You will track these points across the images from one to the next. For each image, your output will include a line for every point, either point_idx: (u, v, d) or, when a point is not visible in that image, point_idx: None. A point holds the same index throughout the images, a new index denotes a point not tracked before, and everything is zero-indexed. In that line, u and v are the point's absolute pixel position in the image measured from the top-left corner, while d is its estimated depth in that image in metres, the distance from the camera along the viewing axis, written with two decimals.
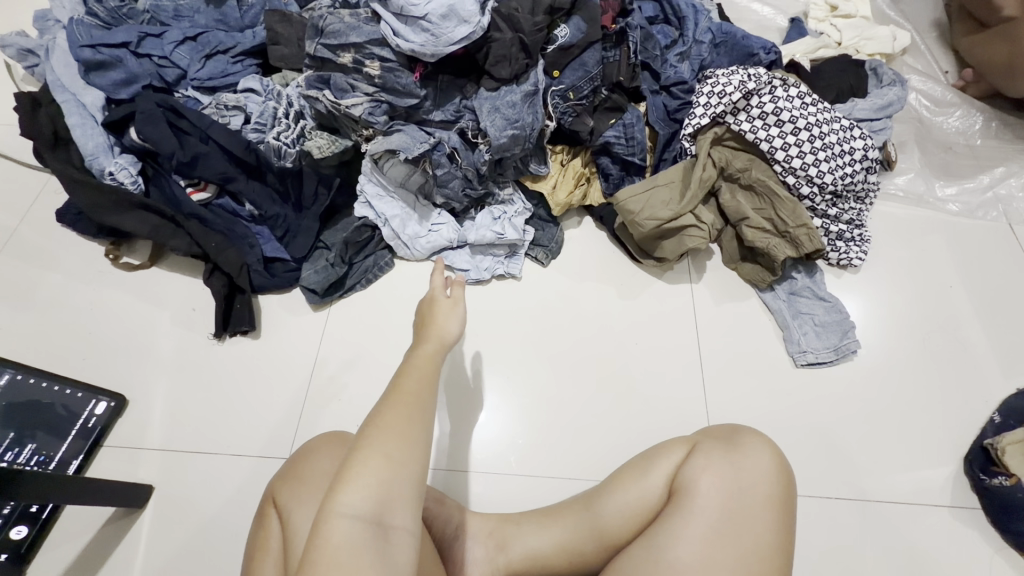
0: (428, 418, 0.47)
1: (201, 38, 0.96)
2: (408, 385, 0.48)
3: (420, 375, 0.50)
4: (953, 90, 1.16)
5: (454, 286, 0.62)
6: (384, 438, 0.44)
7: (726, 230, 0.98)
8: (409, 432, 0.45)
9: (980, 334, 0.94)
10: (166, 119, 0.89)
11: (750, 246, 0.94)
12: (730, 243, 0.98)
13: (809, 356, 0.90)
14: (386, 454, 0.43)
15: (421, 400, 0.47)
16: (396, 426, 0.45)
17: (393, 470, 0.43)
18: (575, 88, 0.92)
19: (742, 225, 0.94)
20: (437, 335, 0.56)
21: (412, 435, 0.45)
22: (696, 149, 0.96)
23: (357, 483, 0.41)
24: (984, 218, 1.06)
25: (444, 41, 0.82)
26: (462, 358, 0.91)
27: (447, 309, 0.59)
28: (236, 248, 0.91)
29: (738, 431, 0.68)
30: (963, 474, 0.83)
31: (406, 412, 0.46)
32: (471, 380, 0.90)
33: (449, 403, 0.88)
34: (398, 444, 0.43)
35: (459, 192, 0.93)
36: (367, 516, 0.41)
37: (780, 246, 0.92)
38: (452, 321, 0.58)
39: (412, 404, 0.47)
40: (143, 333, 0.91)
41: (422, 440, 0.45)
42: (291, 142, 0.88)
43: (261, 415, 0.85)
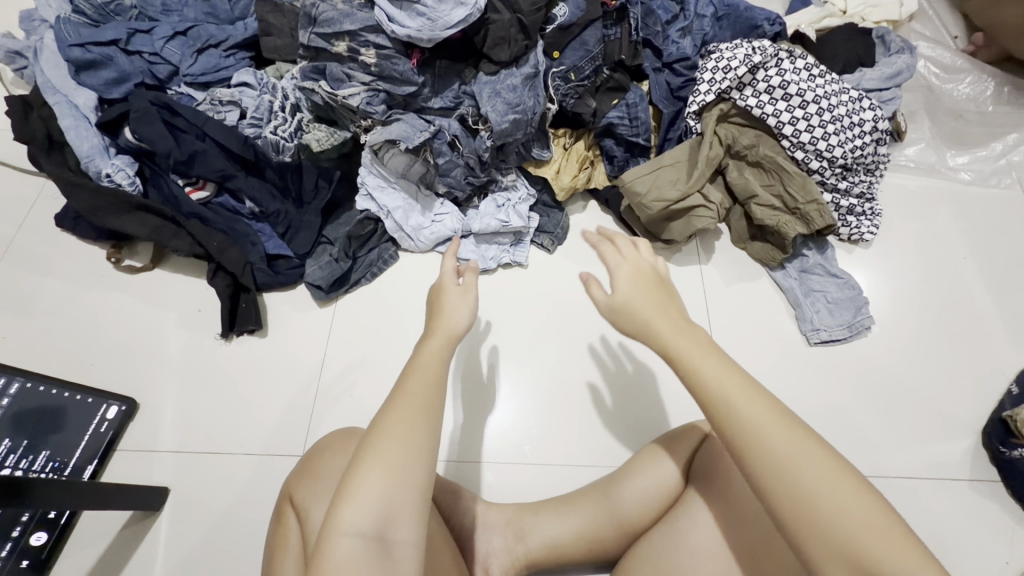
0: (431, 421, 0.47)
1: (191, 32, 0.94)
2: (411, 387, 0.49)
3: (424, 375, 0.50)
4: (963, 56, 1.13)
5: (465, 274, 0.61)
6: (385, 447, 0.45)
7: (734, 208, 0.96)
8: (409, 432, 0.45)
9: (995, 305, 0.93)
10: (161, 117, 0.87)
11: (761, 224, 0.92)
12: (740, 222, 0.96)
13: (822, 335, 0.89)
14: (386, 466, 0.44)
15: (426, 402, 0.48)
16: (397, 435, 0.45)
17: (396, 478, 0.43)
18: (576, 69, 0.89)
19: (751, 203, 0.92)
20: (445, 328, 0.55)
21: (410, 443, 0.45)
22: (702, 127, 0.94)
23: (359, 498, 0.42)
24: (998, 186, 1.04)
25: (441, 25, 0.80)
26: (479, 352, 0.91)
27: (456, 297, 0.58)
28: (238, 246, 0.90)
29: None
30: (981, 447, 0.82)
31: (409, 417, 0.47)
32: (487, 374, 0.89)
33: (462, 394, 0.88)
34: (397, 455, 0.44)
35: (461, 181, 0.92)
36: (369, 532, 0.42)
37: (791, 223, 0.90)
38: (461, 309, 0.57)
39: (418, 407, 0.47)
40: (150, 335, 0.90)
41: (423, 448, 0.46)
42: (289, 136, 0.86)
43: (272, 412, 0.85)
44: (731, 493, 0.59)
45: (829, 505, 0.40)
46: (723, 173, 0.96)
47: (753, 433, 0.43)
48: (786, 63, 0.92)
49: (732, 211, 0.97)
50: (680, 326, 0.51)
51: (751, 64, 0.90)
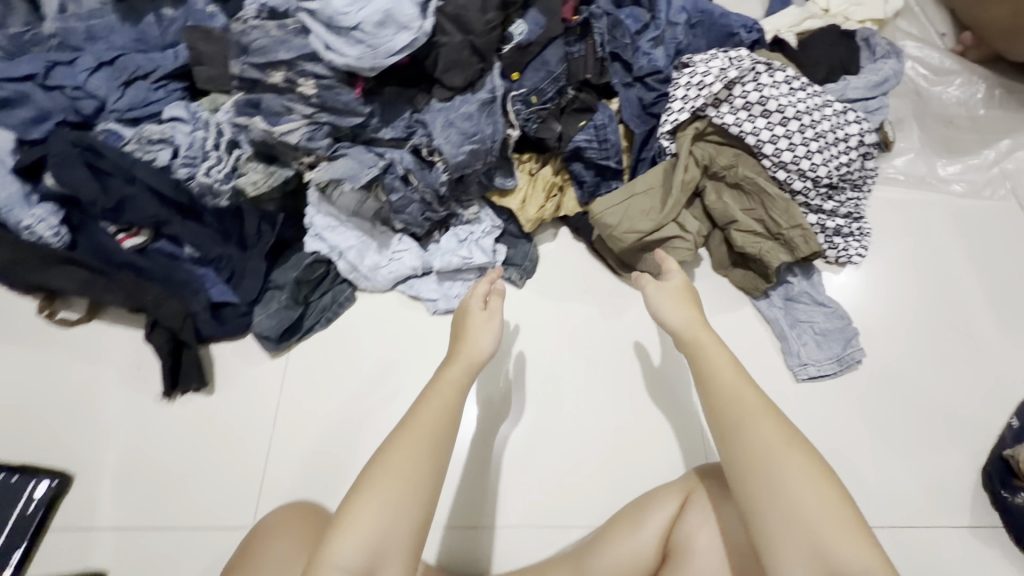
0: (433, 461, 0.57)
1: (118, 62, 0.86)
2: (423, 416, 0.59)
3: (435, 408, 0.60)
4: (951, 57, 1.06)
5: (492, 298, 0.73)
6: (386, 475, 0.55)
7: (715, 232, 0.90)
8: (404, 469, 0.55)
9: (992, 329, 0.88)
10: (84, 160, 0.79)
11: (742, 251, 0.86)
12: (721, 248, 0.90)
13: (811, 370, 0.83)
14: (383, 500, 0.53)
15: (433, 433, 0.58)
16: (398, 469, 0.55)
17: (391, 511, 0.53)
18: (538, 91, 0.81)
19: (731, 229, 0.86)
20: (471, 350, 0.67)
21: (406, 478, 0.55)
22: (676, 148, 0.87)
23: (351, 535, 0.51)
24: (992, 198, 0.98)
25: (383, 53, 0.71)
26: (506, 358, 0.87)
27: (481, 321, 0.70)
28: (178, 296, 0.82)
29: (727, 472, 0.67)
30: (981, 488, 0.78)
31: (415, 449, 0.57)
32: (510, 379, 0.86)
33: (480, 395, 0.84)
34: (394, 491, 0.54)
35: (418, 217, 0.84)
36: (357, 567, 0.50)
37: (773, 251, 0.84)
38: (485, 334, 0.69)
39: (423, 437, 0.58)
40: (85, 398, 0.83)
41: (420, 485, 0.55)
42: (224, 178, 0.79)
43: (222, 479, 0.78)
44: (720, 528, 0.62)
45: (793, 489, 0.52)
46: (701, 196, 0.89)
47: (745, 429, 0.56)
48: (763, 78, 0.86)
49: (712, 236, 0.90)
50: (704, 327, 0.66)
51: (726, 80, 0.84)
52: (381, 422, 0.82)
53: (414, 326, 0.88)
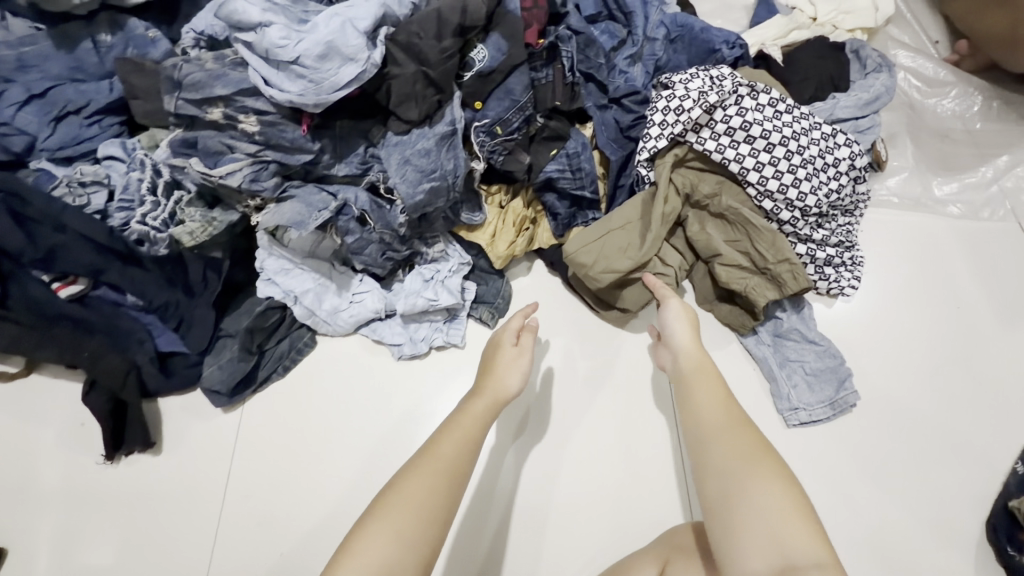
0: (447, 492, 0.57)
1: (50, 94, 0.79)
2: (438, 449, 0.60)
3: (452, 441, 0.61)
4: (945, 67, 1.01)
5: (524, 335, 0.73)
6: (402, 496, 0.55)
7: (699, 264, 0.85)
8: (416, 493, 0.56)
9: (994, 362, 0.83)
10: (7, 207, 0.72)
11: (726, 287, 0.80)
12: (705, 282, 0.84)
13: (801, 416, 0.78)
14: (396, 528, 0.53)
15: (453, 464, 0.59)
16: (417, 491, 0.56)
17: (400, 535, 0.53)
18: (503, 121, 0.75)
19: (715, 263, 0.80)
20: (498, 386, 0.67)
21: (418, 503, 0.55)
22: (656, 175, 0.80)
23: (360, 557, 0.51)
24: (992, 219, 0.93)
25: (328, 88, 0.65)
26: (534, 377, 0.83)
27: (512, 357, 0.70)
28: (118, 351, 0.76)
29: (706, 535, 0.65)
30: (986, 541, 0.73)
31: (429, 474, 0.57)
32: (539, 403, 0.81)
33: (505, 417, 0.80)
34: (407, 519, 0.54)
35: (378, 258, 0.79)
36: None
37: (760, 288, 0.79)
38: (513, 370, 0.69)
39: (439, 465, 0.58)
40: (23, 461, 0.77)
41: (430, 514, 0.55)
42: (162, 225, 0.73)
43: (176, 547, 0.73)
44: None
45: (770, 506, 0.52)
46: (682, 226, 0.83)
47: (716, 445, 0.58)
48: (746, 99, 0.80)
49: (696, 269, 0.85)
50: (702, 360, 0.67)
51: (707, 102, 0.78)
52: (342, 481, 0.77)
53: (377, 374, 0.82)
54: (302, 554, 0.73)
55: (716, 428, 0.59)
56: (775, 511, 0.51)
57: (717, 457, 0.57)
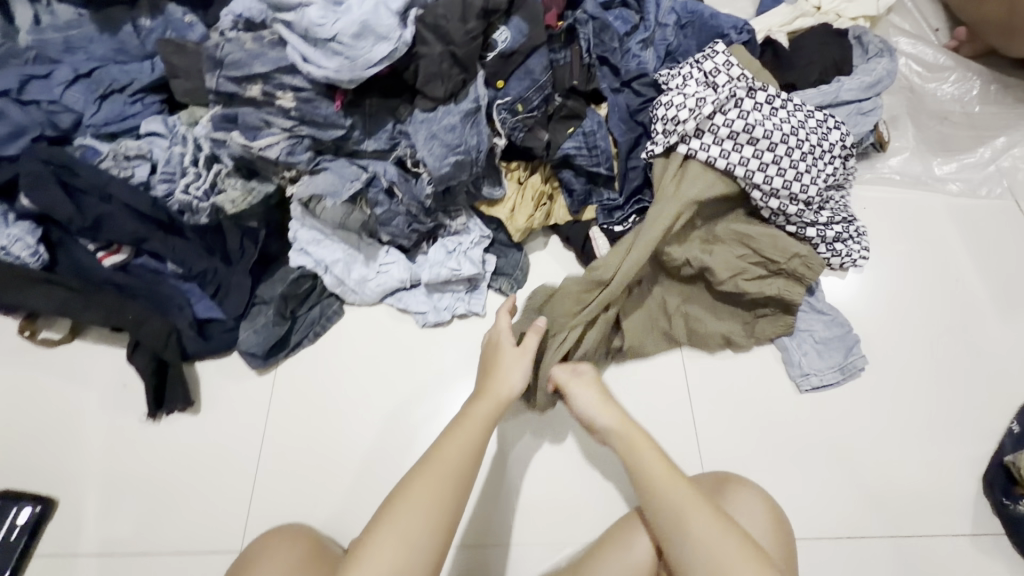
0: (448, 500, 0.59)
1: (95, 75, 0.85)
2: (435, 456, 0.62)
3: (450, 450, 0.62)
4: (945, 53, 1.05)
5: (530, 334, 0.72)
6: (401, 509, 0.58)
7: (700, 303, 0.85)
8: (418, 506, 0.58)
9: (990, 330, 0.87)
10: (57, 178, 0.77)
11: (756, 297, 0.82)
12: (719, 314, 0.84)
13: (813, 381, 0.82)
14: (401, 537, 0.56)
15: (453, 469, 0.61)
16: (417, 502, 0.58)
17: (407, 545, 0.56)
18: (523, 100, 0.80)
19: (738, 280, 0.82)
20: (498, 390, 0.68)
21: (420, 513, 0.58)
22: (659, 218, 0.78)
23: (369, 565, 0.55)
24: (989, 196, 0.97)
25: (362, 65, 0.70)
26: None
27: (514, 358, 0.71)
28: (161, 314, 0.81)
29: (728, 482, 0.70)
30: (982, 495, 0.77)
31: (426, 489, 0.59)
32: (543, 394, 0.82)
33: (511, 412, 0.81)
34: (410, 531, 0.57)
35: (404, 229, 0.83)
36: None
37: (787, 287, 0.82)
38: (516, 370, 0.70)
39: (438, 473, 0.60)
40: (70, 419, 0.82)
41: (435, 521, 0.58)
42: (203, 196, 0.77)
43: (212, 500, 0.77)
44: None
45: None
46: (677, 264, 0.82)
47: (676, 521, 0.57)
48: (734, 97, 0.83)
49: (694, 311, 0.84)
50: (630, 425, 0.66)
51: (698, 109, 0.82)
52: (371, 440, 0.81)
53: (403, 341, 0.87)
54: (332, 505, 0.78)
55: (677, 503, 0.58)
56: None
57: (679, 539, 0.57)
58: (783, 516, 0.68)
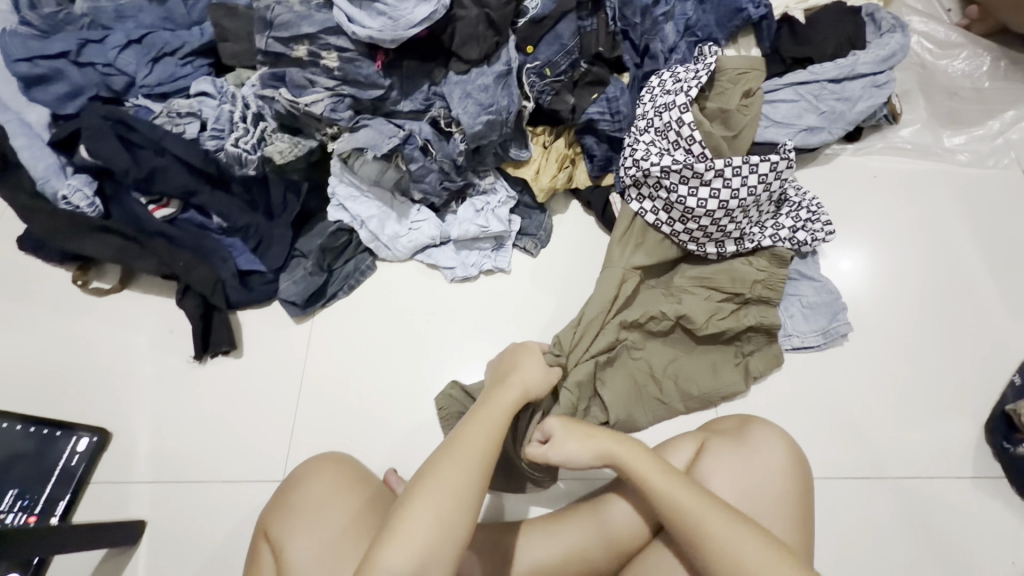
0: (478, 483, 0.57)
1: (146, 40, 0.89)
2: (463, 439, 0.60)
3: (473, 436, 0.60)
4: (957, 30, 1.08)
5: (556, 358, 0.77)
6: (433, 486, 0.55)
7: (687, 363, 0.83)
8: (451, 482, 0.55)
9: (994, 292, 0.90)
10: (116, 133, 0.82)
11: (735, 332, 0.83)
12: (711, 368, 0.83)
13: (795, 340, 0.86)
14: (436, 514, 0.53)
15: (482, 448, 0.59)
16: (449, 476, 0.56)
17: (440, 524, 0.53)
18: (552, 63, 0.85)
19: (715, 321, 0.82)
20: (521, 381, 0.71)
21: (455, 487, 0.55)
22: (606, 289, 0.83)
23: (402, 540, 0.51)
24: (996, 167, 1.00)
25: (404, 24, 0.75)
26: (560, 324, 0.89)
27: (532, 358, 0.75)
28: (208, 263, 0.86)
29: (748, 424, 0.73)
30: (983, 442, 0.80)
31: (459, 467, 0.57)
32: None
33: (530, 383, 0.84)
34: (448, 508, 0.54)
35: (436, 186, 0.88)
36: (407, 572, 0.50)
37: (762, 312, 0.83)
38: (534, 367, 0.74)
39: (469, 453, 0.58)
40: (121, 361, 0.87)
41: (467, 501, 0.55)
42: (252, 148, 0.82)
43: (257, 435, 0.83)
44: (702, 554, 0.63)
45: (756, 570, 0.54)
46: (649, 324, 0.83)
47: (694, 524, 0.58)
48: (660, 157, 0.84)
49: (683, 368, 0.83)
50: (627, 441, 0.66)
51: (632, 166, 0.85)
52: (403, 384, 0.86)
53: (435, 294, 0.92)
54: (367, 443, 0.82)
55: (695, 507, 0.58)
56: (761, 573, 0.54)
57: (700, 537, 0.57)
58: (803, 456, 0.69)
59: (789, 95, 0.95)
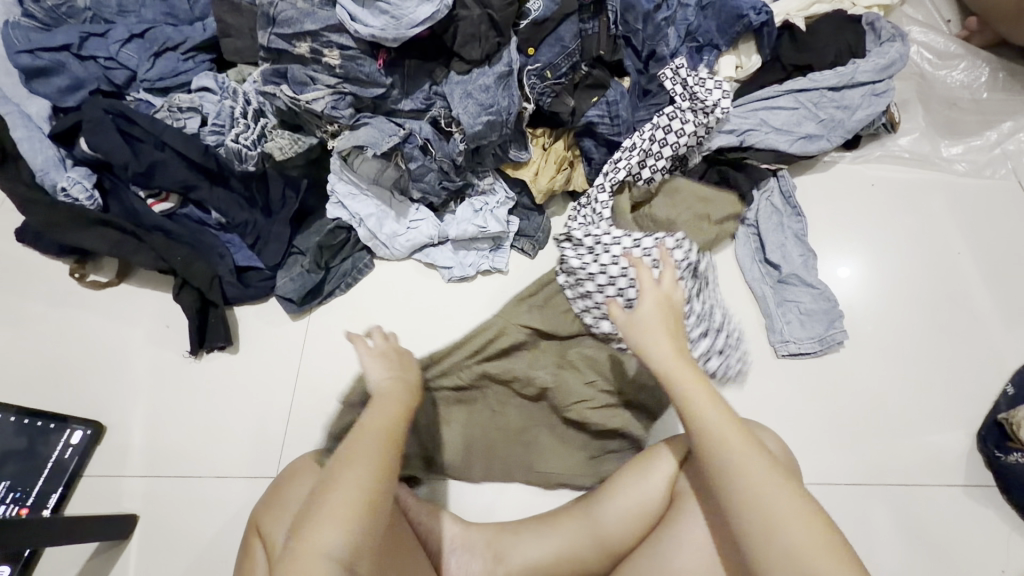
0: (389, 467, 0.52)
1: (148, 34, 0.89)
2: (371, 423, 0.55)
3: (379, 418, 0.56)
4: (956, 41, 1.08)
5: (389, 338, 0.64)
6: (347, 473, 0.50)
7: (548, 437, 0.84)
8: (362, 470, 0.51)
9: (989, 302, 0.90)
10: (116, 126, 0.83)
11: (600, 428, 0.82)
12: (562, 449, 0.82)
13: (791, 347, 0.86)
14: (354, 501, 0.49)
15: (389, 434, 0.55)
16: (362, 461, 0.51)
17: (354, 514, 0.48)
18: (552, 66, 0.85)
19: (582, 407, 0.82)
20: (408, 368, 0.62)
21: (369, 472, 0.51)
22: (483, 333, 0.85)
23: (330, 523, 0.47)
24: (993, 177, 1.01)
25: (406, 24, 0.75)
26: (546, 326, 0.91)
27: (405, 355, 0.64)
28: (205, 259, 0.86)
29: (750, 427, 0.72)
30: (976, 450, 0.81)
31: (367, 455, 0.52)
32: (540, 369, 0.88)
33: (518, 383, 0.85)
34: (363, 493, 0.49)
35: (435, 186, 0.88)
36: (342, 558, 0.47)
37: (630, 418, 0.82)
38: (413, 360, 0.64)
39: (377, 438, 0.54)
40: (116, 355, 0.87)
41: (380, 487, 0.51)
42: (252, 144, 0.82)
43: (250, 432, 0.82)
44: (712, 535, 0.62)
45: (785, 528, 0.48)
46: (516, 385, 0.84)
47: (724, 467, 0.51)
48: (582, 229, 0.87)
49: (542, 443, 0.83)
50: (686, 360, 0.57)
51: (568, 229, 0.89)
52: None
53: (432, 293, 0.92)
54: None
55: (732, 450, 0.52)
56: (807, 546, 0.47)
57: (733, 483, 0.51)
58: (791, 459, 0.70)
59: (789, 102, 0.96)
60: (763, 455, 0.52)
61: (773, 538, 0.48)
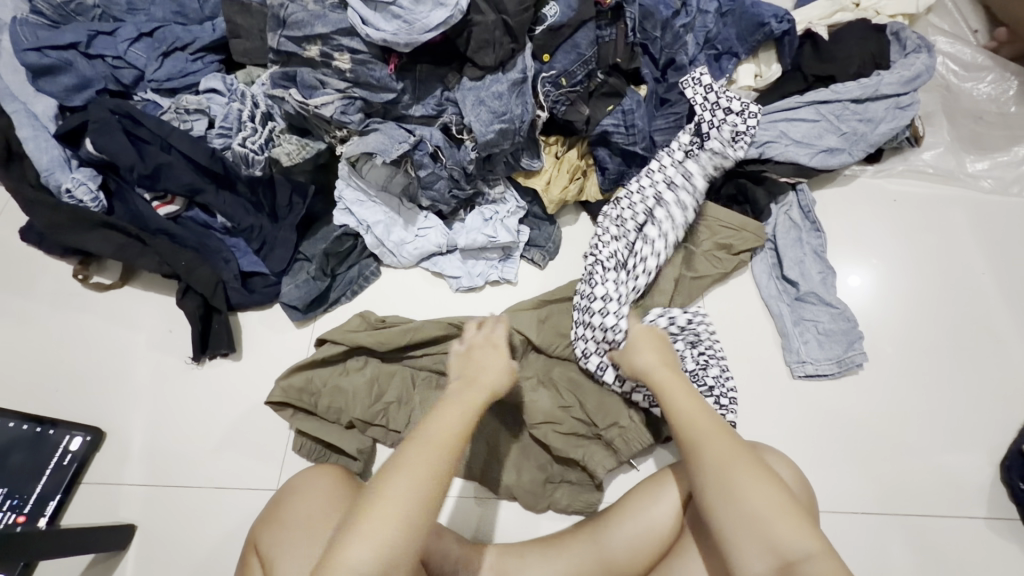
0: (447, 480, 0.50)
1: (157, 34, 0.87)
2: (427, 433, 0.53)
3: (438, 426, 0.54)
4: (984, 52, 1.04)
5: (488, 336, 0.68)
6: (399, 482, 0.48)
7: (525, 448, 0.80)
8: (416, 478, 0.49)
9: (1013, 325, 0.87)
10: (122, 127, 0.81)
11: (564, 455, 0.78)
12: (519, 463, 0.78)
13: (808, 368, 0.84)
14: (406, 520, 0.47)
15: (447, 442, 0.52)
16: (419, 470, 0.49)
17: (405, 529, 0.47)
18: (568, 74, 0.82)
19: (550, 430, 0.79)
20: (488, 383, 0.61)
21: (426, 484, 0.49)
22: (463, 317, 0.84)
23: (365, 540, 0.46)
24: (1020, 195, 0.97)
25: (419, 29, 0.73)
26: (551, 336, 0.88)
27: (489, 354, 0.65)
28: (209, 264, 0.84)
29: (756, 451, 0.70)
30: (998, 481, 0.78)
31: (422, 466, 0.50)
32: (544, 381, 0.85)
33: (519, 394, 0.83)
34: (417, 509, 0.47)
35: (445, 194, 0.86)
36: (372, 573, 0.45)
37: (597, 457, 0.77)
38: (491, 365, 0.64)
39: (435, 448, 0.51)
40: (118, 359, 0.86)
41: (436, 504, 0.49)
42: (259, 149, 0.81)
43: (250, 441, 0.81)
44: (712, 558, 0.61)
45: (760, 506, 0.51)
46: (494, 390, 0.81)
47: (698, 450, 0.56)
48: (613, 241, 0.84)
49: (505, 448, 0.79)
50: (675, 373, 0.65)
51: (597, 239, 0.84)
52: None
53: (439, 302, 0.90)
54: None
55: (707, 439, 0.56)
56: (770, 516, 0.51)
57: (707, 470, 0.55)
58: (813, 492, 0.67)
59: (811, 114, 0.93)
60: (735, 440, 0.56)
61: (743, 517, 0.51)
